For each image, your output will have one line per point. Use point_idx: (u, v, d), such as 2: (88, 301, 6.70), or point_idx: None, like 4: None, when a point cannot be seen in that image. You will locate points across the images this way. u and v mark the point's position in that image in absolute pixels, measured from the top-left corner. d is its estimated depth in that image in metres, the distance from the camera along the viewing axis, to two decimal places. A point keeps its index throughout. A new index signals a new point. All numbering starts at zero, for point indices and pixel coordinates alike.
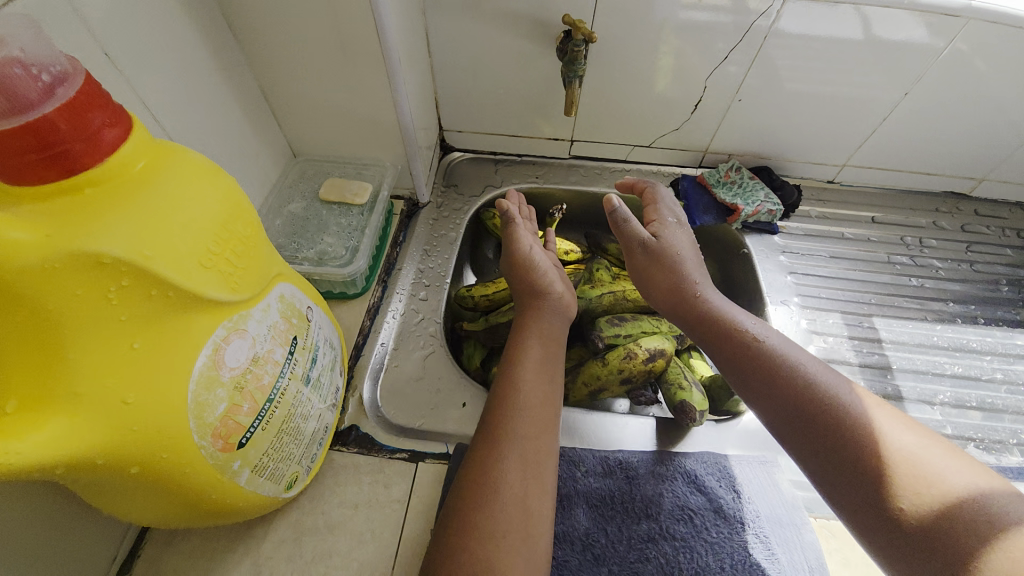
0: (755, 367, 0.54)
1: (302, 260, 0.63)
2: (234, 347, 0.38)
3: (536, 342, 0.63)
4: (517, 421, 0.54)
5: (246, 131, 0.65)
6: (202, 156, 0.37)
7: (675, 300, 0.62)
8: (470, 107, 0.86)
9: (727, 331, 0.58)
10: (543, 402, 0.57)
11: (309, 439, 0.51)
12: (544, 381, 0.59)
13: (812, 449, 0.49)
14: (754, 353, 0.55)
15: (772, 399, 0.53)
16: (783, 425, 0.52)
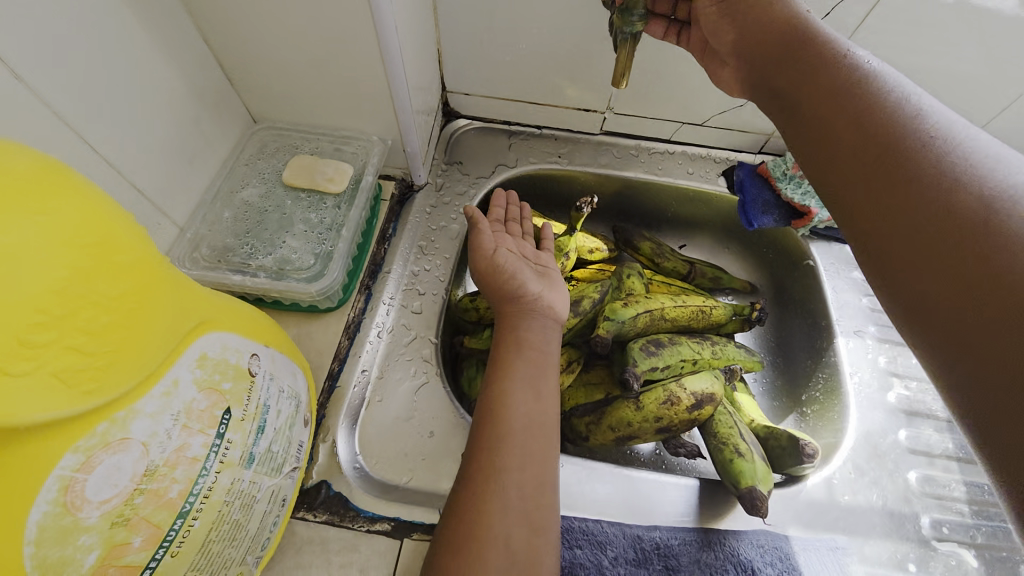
0: (856, 129, 0.36)
1: (256, 269, 0.49)
2: (103, 471, 0.24)
3: (523, 351, 0.50)
4: (504, 457, 0.43)
5: (180, 91, 0.48)
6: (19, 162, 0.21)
7: (760, 36, 0.44)
8: (480, 64, 0.68)
9: (840, 79, 0.38)
10: (535, 427, 0.46)
11: (260, 525, 0.38)
12: (537, 400, 0.47)
13: (927, 232, 0.30)
14: (869, 110, 0.36)
15: (879, 163, 0.34)
16: (883, 200, 0.33)
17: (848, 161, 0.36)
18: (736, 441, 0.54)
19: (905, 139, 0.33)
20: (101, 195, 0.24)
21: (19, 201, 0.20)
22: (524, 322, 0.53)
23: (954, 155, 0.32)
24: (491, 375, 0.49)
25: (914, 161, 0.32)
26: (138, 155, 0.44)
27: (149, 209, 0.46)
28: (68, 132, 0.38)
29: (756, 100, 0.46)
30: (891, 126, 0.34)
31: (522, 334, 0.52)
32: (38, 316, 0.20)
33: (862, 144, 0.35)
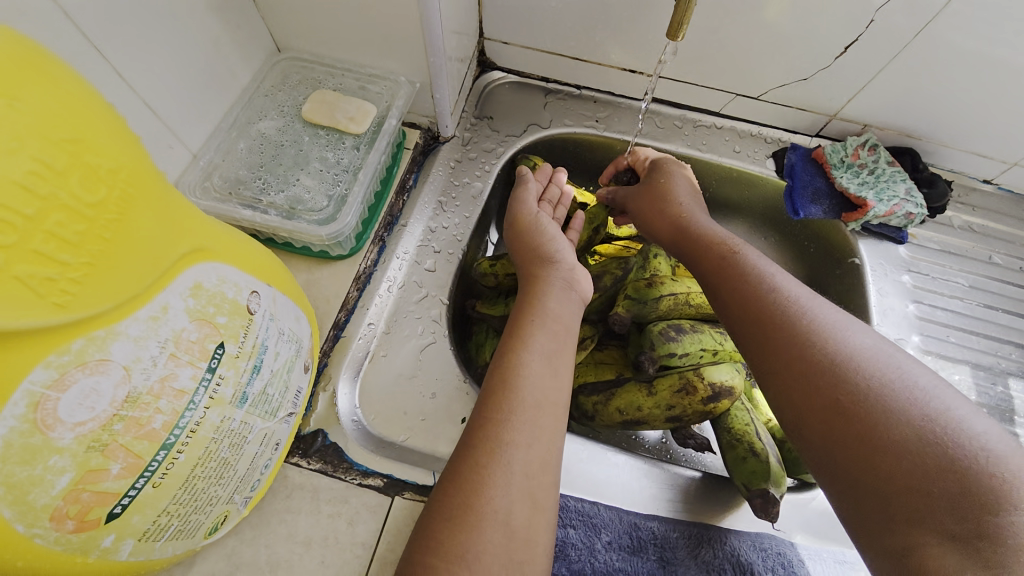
0: (729, 277, 0.48)
1: (267, 206, 0.47)
2: (78, 392, 0.23)
3: (544, 325, 0.48)
4: (513, 431, 0.41)
5: (200, 5, 0.45)
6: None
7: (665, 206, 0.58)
8: (523, 10, 0.62)
9: (724, 257, 0.50)
10: (548, 404, 0.44)
11: (250, 466, 0.37)
12: (553, 377, 0.45)
13: (782, 364, 0.40)
14: (741, 271, 0.47)
15: (748, 292, 0.45)
16: (751, 327, 0.44)
17: (730, 289, 0.47)
18: (751, 440, 0.50)
19: (766, 287, 0.45)
20: (84, 88, 0.22)
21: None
22: (548, 296, 0.51)
23: (795, 297, 0.44)
24: (507, 345, 0.47)
25: (775, 316, 0.43)
26: (152, 70, 0.42)
27: (161, 130, 0.44)
28: (77, 33, 0.35)
29: (663, 246, 0.61)
30: (750, 274, 0.47)
31: (546, 308, 0.50)
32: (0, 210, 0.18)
33: (731, 278, 0.47)
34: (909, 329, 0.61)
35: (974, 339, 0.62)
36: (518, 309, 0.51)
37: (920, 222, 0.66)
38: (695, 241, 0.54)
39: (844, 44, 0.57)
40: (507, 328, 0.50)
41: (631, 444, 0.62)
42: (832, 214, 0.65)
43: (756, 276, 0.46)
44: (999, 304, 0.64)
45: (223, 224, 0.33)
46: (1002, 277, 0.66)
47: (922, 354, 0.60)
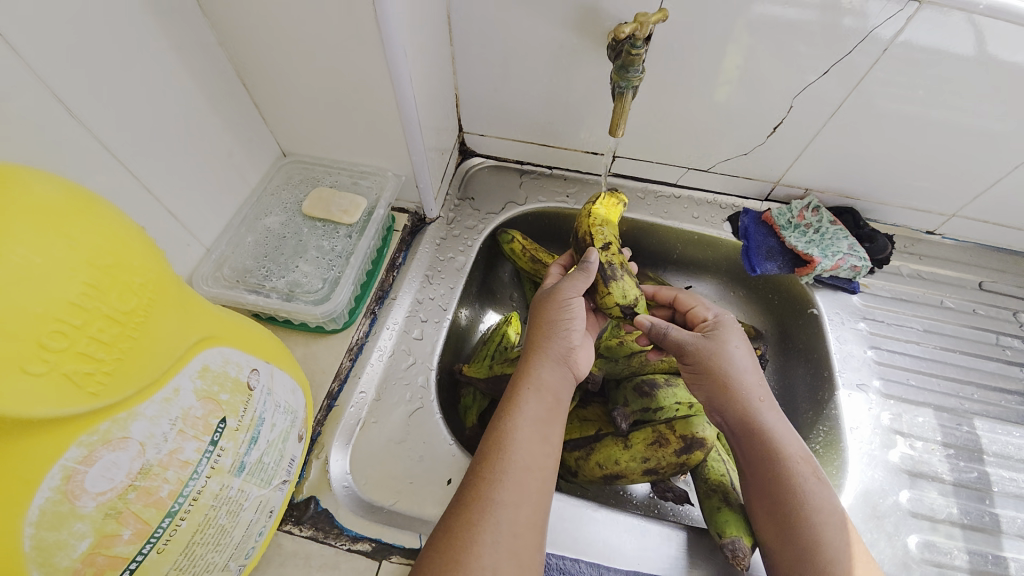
0: (777, 486, 0.48)
1: (269, 291, 0.53)
2: (102, 465, 0.28)
3: (537, 392, 0.51)
4: (502, 491, 0.44)
5: (214, 126, 0.54)
6: (54, 189, 0.25)
7: (725, 390, 0.52)
8: (495, 109, 0.72)
9: (769, 454, 0.50)
10: (535, 467, 0.47)
11: (245, 533, 0.40)
12: (542, 442, 0.48)
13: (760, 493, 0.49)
14: (784, 478, 0.48)
15: (782, 503, 0.48)
16: (778, 533, 0.47)
17: (768, 493, 0.49)
18: (727, 489, 0.53)
19: (805, 497, 0.47)
20: (121, 220, 0.29)
21: (49, 225, 0.24)
22: (541, 365, 0.53)
23: (822, 502, 0.47)
24: (500, 412, 0.50)
25: (811, 529, 0.46)
26: (172, 181, 0.50)
27: (178, 229, 0.51)
28: (112, 159, 0.44)
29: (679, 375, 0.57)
30: (792, 479, 0.48)
31: (539, 377, 0.52)
32: (58, 323, 0.24)
33: (775, 487, 0.48)
34: (870, 373, 0.65)
35: (931, 381, 0.66)
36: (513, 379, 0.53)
37: (868, 272, 0.72)
38: (750, 435, 0.51)
39: (771, 123, 0.65)
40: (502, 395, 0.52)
41: (618, 500, 0.63)
42: (787, 269, 0.72)
43: (794, 481, 0.48)
44: (955, 347, 0.68)
45: (228, 313, 0.39)
46: (956, 321, 0.70)
47: (884, 398, 0.64)
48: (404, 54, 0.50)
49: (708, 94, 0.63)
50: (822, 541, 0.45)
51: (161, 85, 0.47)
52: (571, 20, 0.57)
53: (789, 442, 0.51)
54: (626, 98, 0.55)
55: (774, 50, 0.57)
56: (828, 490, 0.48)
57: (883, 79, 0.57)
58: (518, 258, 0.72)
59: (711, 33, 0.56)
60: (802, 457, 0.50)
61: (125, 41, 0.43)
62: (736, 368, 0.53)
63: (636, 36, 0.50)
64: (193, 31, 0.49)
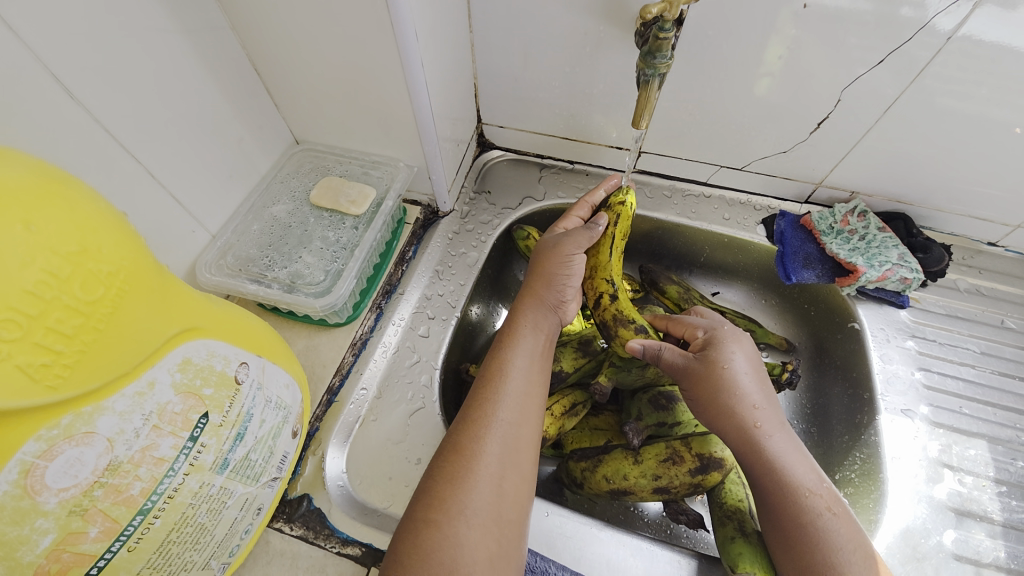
0: (788, 518, 0.43)
1: (271, 281, 0.52)
2: (65, 462, 0.27)
3: (519, 365, 0.48)
4: (498, 410, 0.44)
5: (223, 110, 0.53)
6: (19, 173, 0.24)
7: (723, 412, 0.47)
8: (514, 99, 0.68)
9: (777, 484, 0.44)
10: (512, 447, 0.43)
11: (229, 531, 0.39)
12: (537, 372, 0.49)
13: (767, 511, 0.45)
14: (796, 510, 0.43)
15: (796, 536, 0.42)
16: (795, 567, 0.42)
17: (782, 528, 0.43)
18: (744, 518, 0.49)
19: (821, 535, 0.42)
20: (98, 206, 0.28)
21: (10, 209, 0.23)
22: (523, 339, 0.50)
23: (840, 538, 0.41)
24: (478, 389, 0.46)
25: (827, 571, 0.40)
26: (177, 166, 0.49)
27: (184, 215, 0.51)
28: (115, 144, 0.43)
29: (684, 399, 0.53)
30: (804, 512, 0.43)
31: (523, 353, 0.49)
32: (10, 312, 0.23)
33: (787, 520, 0.43)
34: (917, 399, 0.59)
35: (985, 409, 0.59)
36: (495, 349, 0.50)
37: (919, 286, 0.65)
38: (756, 461, 0.46)
39: (815, 119, 0.59)
40: (481, 371, 0.49)
41: (629, 516, 0.60)
42: (826, 278, 0.66)
43: (806, 513, 0.43)
44: (1018, 373, 0.61)
45: (219, 304, 0.37)
46: (1019, 344, 0.63)
47: (932, 427, 0.57)
48: (415, 39, 0.47)
49: (744, 86, 0.58)
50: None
51: (168, 70, 0.46)
52: (595, 6, 0.53)
53: (800, 467, 0.45)
54: (652, 87, 0.51)
55: (822, 38, 0.51)
56: (847, 525, 0.42)
57: (950, 72, 0.50)
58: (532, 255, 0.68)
59: (749, 19, 0.51)
60: (813, 488, 0.44)
61: (131, 22, 0.42)
62: (744, 392, 0.48)
63: (665, 18, 0.46)
64: (202, 15, 0.48)
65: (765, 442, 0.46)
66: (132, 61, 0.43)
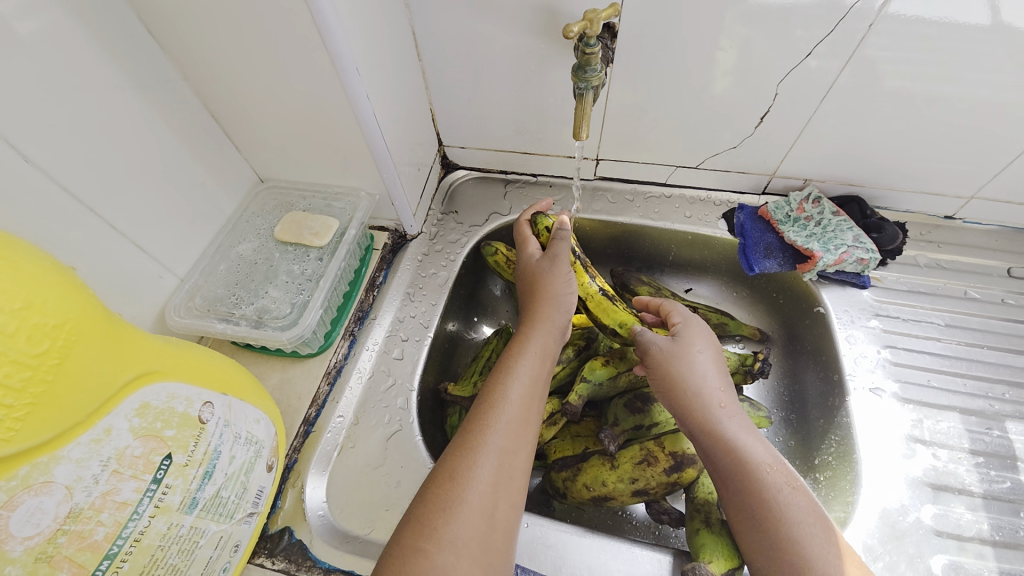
0: (749, 497, 0.44)
1: (239, 318, 0.53)
2: (26, 511, 0.28)
3: (518, 390, 0.48)
4: (496, 436, 0.44)
5: (184, 157, 0.55)
6: None
7: (682, 399, 0.49)
8: (471, 120, 0.71)
9: (736, 467, 0.45)
10: (506, 474, 0.43)
11: (205, 570, 0.39)
12: (538, 397, 0.49)
13: (728, 493, 0.46)
14: (758, 490, 0.44)
15: (760, 517, 0.43)
16: (762, 550, 0.42)
17: (747, 511, 0.44)
18: (711, 510, 0.50)
19: (783, 512, 0.43)
20: (43, 262, 0.29)
21: None
22: (524, 362, 0.50)
23: (801, 513, 0.43)
24: (476, 415, 0.46)
25: (792, 548, 0.41)
26: (140, 215, 0.50)
27: (150, 262, 0.52)
28: (75, 199, 0.44)
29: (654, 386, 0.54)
30: (765, 489, 0.44)
31: (523, 377, 0.49)
32: None
33: (751, 500, 0.44)
34: (885, 376, 0.60)
35: (954, 380, 0.60)
36: (495, 372, 0.50)
37: (879, 265, 0.66)
38: (717, 447, 0.46)
39: (758, 113, 0.61)
40: (479, 393, 0.49)
41: (617, 520, 0.60)
42: (788, 266, 0.67)
43: (767, 491, 0.44)
44: (984, 343, 0.62)
45: (180, 347, 0.39)
46: (983, 313, 0.64)
47: (903, 403, 0.58)
48: (357, 74, 0.49)
49: (686, 87, 0.60)
50: (805, 557, 0.40)
51: (125, 124, 0.48)
52: (534, 26, 0.56)
53: (755, 447, 0.46)
54: (587, 98, 0.53)
55: (752, 36, 0.53)
56: (805, 499, 0.43)
57: (876, 56, 0.53)
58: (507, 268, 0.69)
59: (681, 25, 0.53)
60: (773, 464, 0.45)
61: (84, 83, 0.44)
62: (698, 376, 0.49)
63: (588, 34, 0.48)
64: (154, 69, 0.50)
65: (722, 426, 0.47)
66: (86, 119, 0.45)
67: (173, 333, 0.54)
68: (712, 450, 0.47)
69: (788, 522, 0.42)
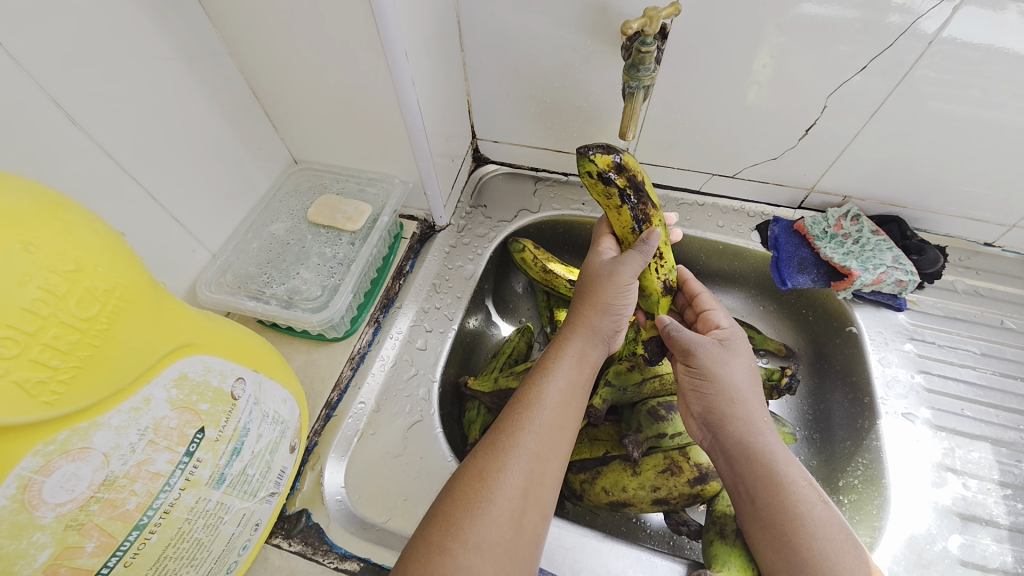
0: (779, 512, 0.42)
1: (270, 297, 0.53)
2: (61, 476, 0.27)
3: (555, 396, 0.46)
4: (528, 439, 0.43)
5: (223, 132, 0.54)
6: (19, 197, 0.26)
7: (721, 411, 0.47)
8: (508, 114, 0.70)
9: (769, 481, 0.43)
10: (534, 477, 0.42)
11: (226, 547, 0.39)
12: (571, 404, 0.47)
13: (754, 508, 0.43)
14: (788, 505, 0.42)
15: (790, 533, 0.41)
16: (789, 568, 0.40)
17: (775, 526, 0.42)
18: (727, 523, 0.48)
19: (813, 527, 0.41)
20: (95, 226, 0.29)
21: (8, 230, 0.25)
22: (563, 365, 0.49)
23: (832, 528, 0.41)
24: (510, 415, 0.45)
25: (823, 564, 0.39)
26: (176, 189, 0.50)
27: (184, 235, 0.52)
28: (118, 168, 0.44)
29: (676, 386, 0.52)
30: (800, 504, 0.42)
31: (559, 381, 0.47)
32: (8, 330, 0.24)
33: (780, 516, 0.42)
34: (917, 403, 0.58)
35: (987, 410, 0.58)
36: (531, 375, 0.49)
37: (916, 288, 0.65)
38: (749, 459, 0.45)
39: (804, 126, 0.60)
40: (516, 395, 0.47)
41: (631, 527, 0.59)
42: (822, 282, 0.66)
43: (800, 506, 0.42)
44: (1020, 374, 0.60)
45: (217, 321, 0.39)
46: (1020, 345, 0.62)
47: (935, 430, 0.56)
48: (405, 58, 0.48)
49: (734, 93, 0.59)
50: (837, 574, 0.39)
51: (169, 96, 0.48)
52: (582, 23, 0.55)
53: (791, 461, 0.45)
54: (637, 98, 0.53)
55: (807, 47, 0.52)
56: (835, 516, 0.42)
57: (931, 77, 0.51)
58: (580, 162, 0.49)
59: (732, 31, 0.52)
60: (806, 479, 0.44)
61: (135, 53, 0.44)
62: (739, 385, 0.48)
63: (646, 32, 0.47)
64: (202, 43, 0.50)
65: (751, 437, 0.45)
66: (135, 90, 0.45)
67: (202, 307, 0.54)
68: (743, 461, 0.45)
69: (818, 538, 0.41)
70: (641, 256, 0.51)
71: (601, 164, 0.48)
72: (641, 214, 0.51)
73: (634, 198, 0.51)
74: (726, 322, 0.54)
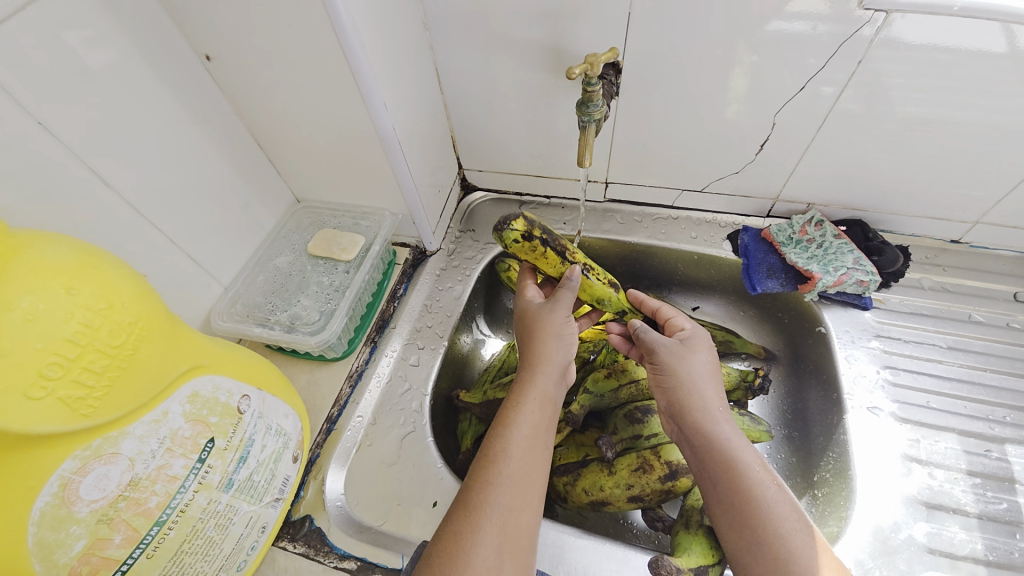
0: (734, 494, 0.45)
1: (274, 323, 0.60)
2: (95, 477, 0.33)
3: (519, 445, 0.49)
4: (498, 492, 0.46)
5: (231, 180, 0.62)
6: (67, 250, 0.32)
7: (681, 404, 0.51)
8: (488, 146, 0.76)
9: (725, 466, 0.46)
10: (510, 528, 0.45)
11: (236, 545, 0.44)
12: (537, 450, 0.50)
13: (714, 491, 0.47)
14: (743, 486, 0.45)
15: (746, 514, 0.44)
16: (746, 547, 0.43)
17: (732, 509, 0.45)
18: (693, 515, 0.52)
19: (766, 508, 0.44)
20: (123, 270, 0.35)
21: (57, 276, 0.31)
22: (524, 412, 0.52)
23: (785, 509, 0.44)
24: (480, 463, 0.48)
25: (775, 542, 0.42)
26: (192, 230, 0.58)
27: (198, 271, 0.59)
28: (141, 218, 0.52)
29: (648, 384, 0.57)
30: (753, 487, 0.45)
31: (522, 429, 0.50)
32: (54, 356, 0.30)
33: (736, 498, 0.45)
34: (884, 397, 0.61)
35: (955, 402, 0.60)
36: (495, 426, 0.52)
37: (881, 287, 0.67)
38: (706, 447, 0.48)
39: (759, 139, 0.65)
40: (483, 445, 0.50)
41: (618, 529, 0.62)
42: (790, 286, 0.69)
43: (754, 488, 0.45)
44: (987, 366, 0.62)
45: (226, 347, 0.45)
46: (988, 337, 0.64)
47: (901, 422, 0.59)
48: (384, 107, 0.55)
49: (690, 115, 0.64)
50: (789, 551, 0.42)
51: (183, 152, 0.55)
52: (544, 63, 0.61)
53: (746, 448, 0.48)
54: (590, 130, 0.57)
55: (747, 70, 0.57)
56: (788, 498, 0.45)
57: (868, 87, 0.55)
58: (499, 239, 0.53)
59: (679, 62, 0.58)
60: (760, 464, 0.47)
61: (154, 118, 0.51)
62: (697, 379, 0.52)
63: (589, 75, 0.53)
64: (210, 105, 0.57)
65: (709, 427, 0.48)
66: (153, 150, 0.52)
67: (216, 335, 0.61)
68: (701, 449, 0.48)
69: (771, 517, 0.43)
70: (571, 291, 0.58)
71: (512, 236, 0.52)
72: (559, 247, 0.57)
73: (548, 241, 0.56)
74: (688, 322, 0.58)
